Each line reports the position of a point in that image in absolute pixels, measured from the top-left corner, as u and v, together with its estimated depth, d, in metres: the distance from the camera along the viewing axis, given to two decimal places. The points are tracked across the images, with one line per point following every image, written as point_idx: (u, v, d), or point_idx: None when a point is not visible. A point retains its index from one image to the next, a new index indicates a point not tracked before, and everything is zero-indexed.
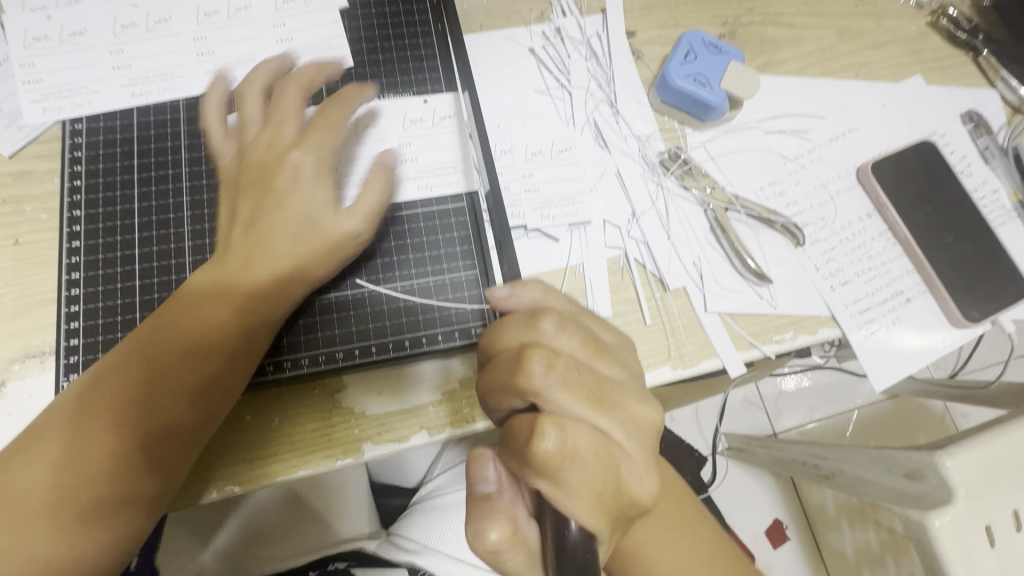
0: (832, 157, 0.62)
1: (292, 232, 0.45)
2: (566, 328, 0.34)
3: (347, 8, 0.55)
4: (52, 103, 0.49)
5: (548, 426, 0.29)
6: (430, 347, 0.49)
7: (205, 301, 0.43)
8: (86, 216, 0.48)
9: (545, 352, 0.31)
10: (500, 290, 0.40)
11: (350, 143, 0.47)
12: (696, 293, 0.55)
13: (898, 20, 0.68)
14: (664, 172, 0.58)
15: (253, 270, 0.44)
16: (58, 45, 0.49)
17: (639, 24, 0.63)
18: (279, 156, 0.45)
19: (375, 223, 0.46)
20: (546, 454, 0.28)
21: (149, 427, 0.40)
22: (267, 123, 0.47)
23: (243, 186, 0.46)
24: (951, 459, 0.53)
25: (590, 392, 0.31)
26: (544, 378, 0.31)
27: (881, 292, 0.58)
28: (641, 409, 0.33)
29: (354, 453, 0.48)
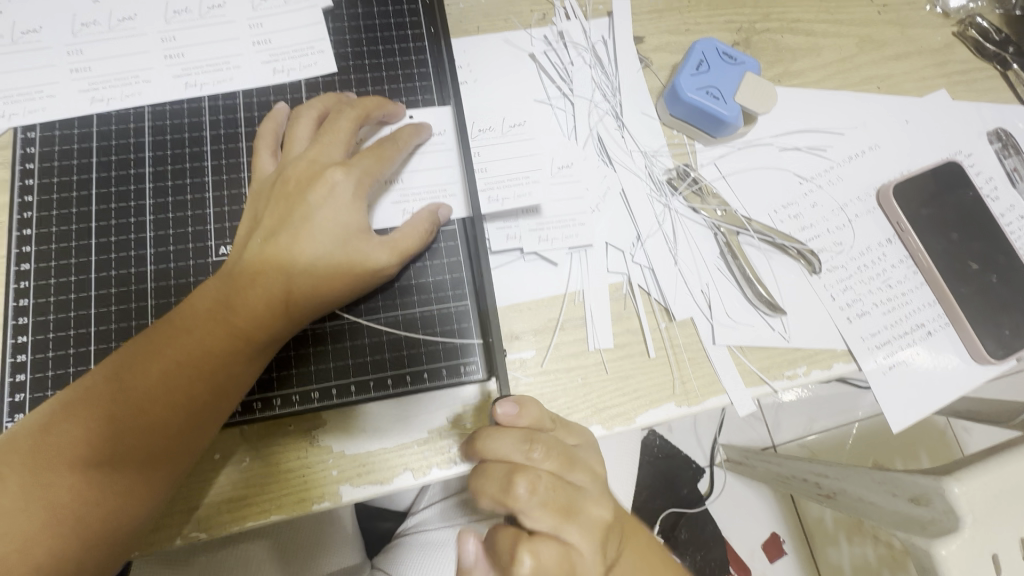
0: (851, 177, 0.58)
1: (322, 254, 0.41)
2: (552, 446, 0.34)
3: (331, 7, 0.51)
4: (2, 108, 0.44)
5: (523, 552, 0.30)
6: (415, 385, 0.46)
7: (188, 330, 0.39)
8: (38, 235, 0.43)
9: (530, 475, 0.31)
10: (506, 404, 0.35)
11: (325, 167, 0.42)
12: (704, 324, 0.52)
13: (923, 29, 0.64)
14: (672, 192, 0.54)
15: (244, 300, 0.39)
16: (10, 45, 0.45)
17: (648, 29, 0.59)
18: (320, 174, 0.42)
19: (351, 256, 0.41)
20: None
21: (121, 471, 0.36)
22: (316, 142, 0.44)
23: (282, 197, 0.42)
24: (959, 486, 0.50)
25: (567, 511, 0.31)
26: (527, 501, 0.31)
27: (901, 324, 0.54)
28: (615, 516, 0.33)
29: (330, 496, 0.44)
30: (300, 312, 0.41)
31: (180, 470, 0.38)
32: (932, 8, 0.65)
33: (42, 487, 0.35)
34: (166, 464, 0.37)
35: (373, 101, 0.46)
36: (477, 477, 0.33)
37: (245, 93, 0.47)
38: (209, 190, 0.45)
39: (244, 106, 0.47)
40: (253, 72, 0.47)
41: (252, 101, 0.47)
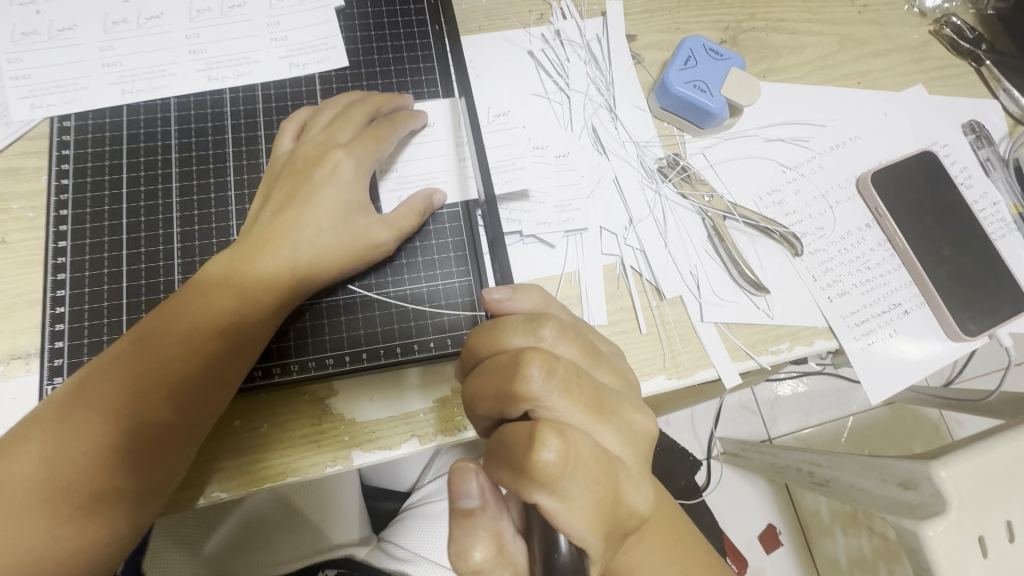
0: (832, 166, 0.62)
1: (326, 229, 0.45)
2: (566, 335, 0.35)
3: (344, 7, 0.54)
4: (40, 99, 0.48)
5: (549, 434, 0.28)
6: (422, 355, 0.49)
7: (205, 294, 0.43)
8: (73, 215, 0.47)
9: (545, 354, 0.31)
10: (498, 292, 0.39)
11: (331, 149, 0.47)
12: (693, 303, 0.55)
13: (901, 28, 0.68)
14: (662, 179, 0.58)
15: (257, 272, 0.43)
16: (47, 40, 0.49)
17: (640, 28, 0.63)
18: (326, 154, 0.46)
19: (353, 232, 0.46)
20: (547, 462, 0.28)
21: (145, 420, 0.39)
22: (327, 127, 0.48)
23: (292, 175, 0.46)
24: (945, 469, 0.52)
25: (592, 400, 0.32)
26: (544, 383, 0.31)
27: (879, 303, 0.58)
28: (638, 417, 0.34)
29: (342, 460, 0.47)
30: (308, 278, 0.45)
31: (201, 430, 0.41)
32: (909, 8, 0.68)
33: (76, 442, 0.38)
34: (187, 423, 0.41)
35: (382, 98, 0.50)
36: (483, 372, 0.33)
37: (264, 85, 0.51)
38: (232, 175, 0.49)
39: (263, 98, 0.51)
40: (272, 67, 0.51)
41: (270, 93, 0.51)
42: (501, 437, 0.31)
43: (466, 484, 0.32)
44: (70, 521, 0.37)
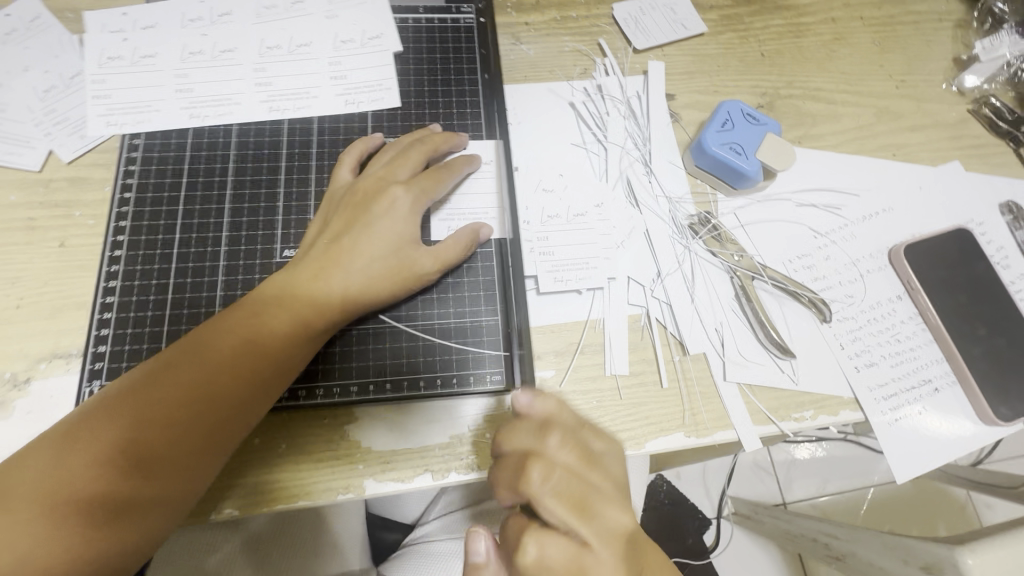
0: (864, 235, 0.62)
1: (376, 258, 0.46)
2: (568, 442, 0.36)
3: (401, 52, 0.58)
4: (115, 118, 0.52)
5: (528, 541, 0.33)
6: (444, 389, 0.50)
7: (261, 313, 0.44)
8: (131, 227, 0.50)
9: (544, 463, 0.35)
10: (521, 395, 0.40)
11: (390, 184, 0.49)
12: (716, 361, 0.55)
13: (938, 105, 0.69)
14: (692, 236, 0.58)
15: (308, 292, 0.45)
16: (129, 65, 0.53)
17: (679, 88, 0.65)
18: (384, 189, 0.48)
19: (402, 262, 0.47)
20: (525, 563, 0.33)
21: (192, 432, 0.40)
22: (388, 164, 0.50)
23: (350, 208, 0.48)
24: (971, 557, 0.48)
25: (577, 505, 0.34)
26: (539, 487, 0.34)
27: (908, 378, 0.56)
28: (624, 518, 0.35)
29: (355, 489, 0.47)
30: (356, 307, 0.46)
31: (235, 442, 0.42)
32: (947, 87, 0.70)
33: (100, 445, 0.38)
34: (225, 433, 0.41)
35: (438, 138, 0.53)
36: (497, 469, 0.38)
37: (320, 120, 0.54)
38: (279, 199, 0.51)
39: (318, 133, 0.54)
40: (329, 103, 0.54)
41: (325, 126, 0.54)
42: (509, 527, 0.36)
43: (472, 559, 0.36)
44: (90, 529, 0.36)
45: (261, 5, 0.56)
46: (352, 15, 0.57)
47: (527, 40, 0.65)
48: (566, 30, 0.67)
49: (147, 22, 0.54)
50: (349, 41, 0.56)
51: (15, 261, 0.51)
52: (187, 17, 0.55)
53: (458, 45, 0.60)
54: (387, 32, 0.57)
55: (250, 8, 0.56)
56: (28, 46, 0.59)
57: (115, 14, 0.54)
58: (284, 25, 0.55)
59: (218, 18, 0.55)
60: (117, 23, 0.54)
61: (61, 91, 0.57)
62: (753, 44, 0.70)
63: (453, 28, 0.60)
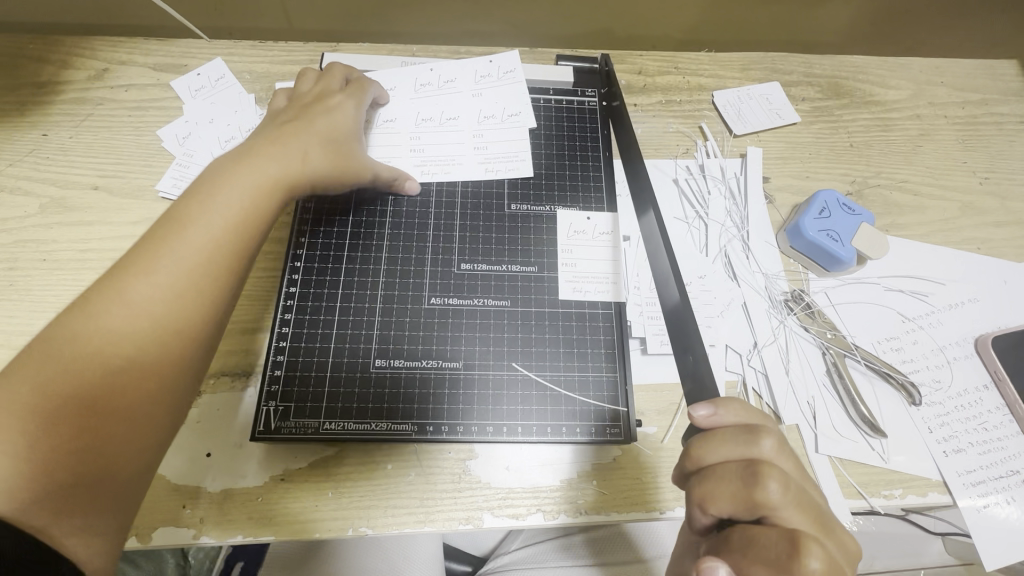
0: (950, 323, 0.65)
1: (322, 145, 0.53)
2: (784, 452, 0.35)
3: (535, 129, 0.65)
4: None
5: (810, 546, 0.28)
6: (571, 437, 0.53)
7: (156, 238, 0.41)
8: (303, 267, 0.58)
9: (783, 471, 0.32)
10: (701, 406, 0.38)
11: (327, 95, 0.57)
12: (808, 433, 0.58)
13: (1022, 203, 0.73)
14: (787, 312, 0.63)
15: (196, 217, 0.43)
16: None
17: (775, 171, 0.72)
18: (323, 96, 0.57)
19: (344, 153, 0.54)
20: (813, 574, 0.27)
21: (105, 362, 0.38)
22: (319, 82, 0.59)
23: (293, 116, 0.54)
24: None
25: (821, 523, 0.32)
26: (783, 496, 0.31)
27: (996, 468, 0.58)
28: (849, 541, 0.34)
29: (474, 520, 0.52)
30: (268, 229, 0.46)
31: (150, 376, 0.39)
32: None
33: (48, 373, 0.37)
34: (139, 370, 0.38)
35: (357, 90, 0.59)
36: (713, 480, 0.33)
37: (463, 186, 0.62)
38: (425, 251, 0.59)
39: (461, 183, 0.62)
40: (472, 169, 0.62)
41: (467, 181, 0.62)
42: (745, 541, 0.31)
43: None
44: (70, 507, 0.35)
45: (418, 82, 0.65)
46: (493, 95, 0.65)
47: (638, 118, 0.74)
48: (671, 113, 0.75)
49: None
50: (491, 118, 0.64)
51: None
52: None
53: (583, 125, 0.66)
54: (523, 111, 0.64)
55: (409, 85, 0.65)
56: (214, 101, 0.69)
57: (296, 83, 0.67)
58: (438, 101, 0.65)
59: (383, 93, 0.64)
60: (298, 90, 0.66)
61: (240, 143, 0.66)
62: (843, 135, 0.76)
63: (580, 109, 0.67)
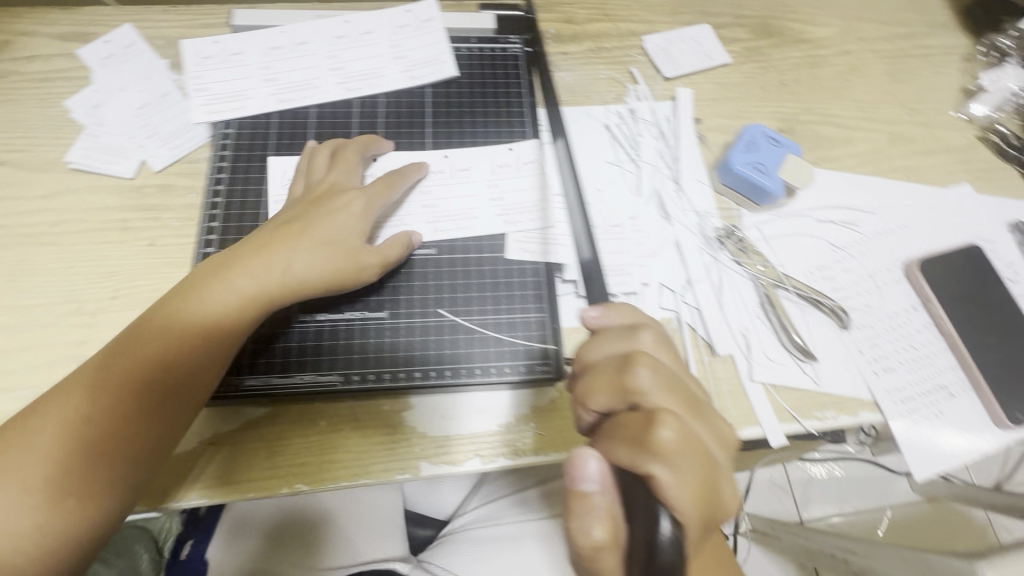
0: (880, 250, 0.66)
1: (312, 253, 0.52)
2: (660, 345, 0.38)
3: (456, 76, 0.65)
4: (215, 107, 0.60)
5: (665, 419, 0.30)
6: (499, 377, 0.54)
7: (177, 311, 0.49)
8: (219, 228, 0.57)
9: (651, 359, 0.34)
10: (590, 311, 0.42)
11: (343, 190, 0.55)
12: (743, 362, 0.59)
13: (949, 132, 0.74)
14: (719, 247, 0.63)
15: (202, 290, 0.50)
16: (222, 63, 0.61)
17: (706, 112, 0.71)
18: (338, 193, 0.55)
19: (347, 259, 0.52)
20: (663, 441, 0.29)
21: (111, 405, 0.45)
22: (333, 170, 0.56)
23: (306, 206, 0.54)
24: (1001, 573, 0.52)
25: (688, 403, 0.34)
26: (651, 381, 0.33)
27: (924, 383, 0.60)
28: (723, 425, 0.35)
29: (411, 470, 0.52)
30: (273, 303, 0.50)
31: (168, 420, 0.47)
32: (957, 115, 0.75)
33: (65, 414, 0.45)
34: (158, 403, 0.46)
35: (343, 168, 0.56)
36: (590, 375, 0.36)
37: (385, 125, 0.61)
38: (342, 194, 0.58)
39: (383, 111, 0.62)
40: (395, 78, 0.62)
41: (388, 101, 0.62)
42: (614, 424, 0.33)
43: (587, 469, 0.30)
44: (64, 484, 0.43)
45: (334, 34, 0.63)
46: (412, 44, 0.64)
47: (565, 67, 0.72)
48: (600, 60, 0.73)
49: (235, 49, 0.62)
50: (407, 53, 0.64)
51: (112, 259, 0.57)
52: (269, 44, 0.62)
53: (506, 68, 0.66)
54: (445, 58, 0.64)
55: (324, 37, 0.63)
56: (123, 69, 0.66)
57: (208, 42, 0.62)
58: (350, 54, 0.63)
59: (297, 47, 0.62)
60: (210, 49, 0.62)
61: (154, 108, 0.64)
62: (773, 74, 0.75)
63: (502, 56, 0.66)
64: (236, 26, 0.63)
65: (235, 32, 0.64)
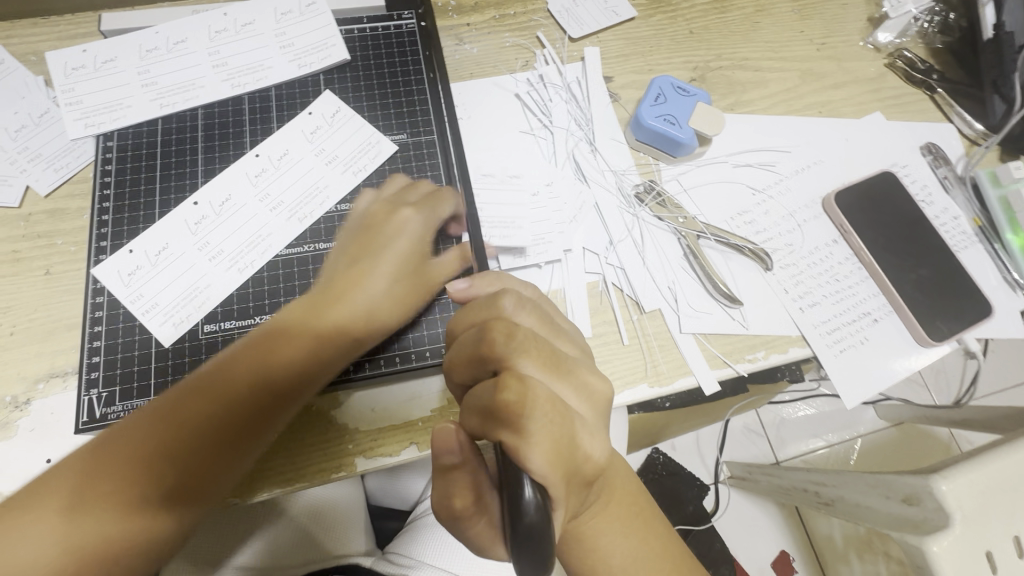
0: (798, 189, 0.67)
1: (388, 283, 0.50)
2: (524, 306, 0.37)
3: (349, 60, 0.63)
4: (92, 120, 0.58)
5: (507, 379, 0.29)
6: (419, 362, 0.54)
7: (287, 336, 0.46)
8: (111, 246, 0.55)
9: (505, 322, 0.33)
10: (458, 282, 0.42)
11: (400, 207, 0.53)
12: (671, 315, 0.59)
13: (858, 62, 0.74)
14: (638, 204, 0.63)
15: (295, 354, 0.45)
16: (94, 72, 0.58)
17: (617, 70, 0.70)
18: (396, 211, 0.52)
19: (416, 284, 0.52)
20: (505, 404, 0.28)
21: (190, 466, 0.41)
22: (381, 194, 0.55)
23: (363, 234, 0.51)
24: (945, 483, 0.54)
25: (547, 360, 0.33)
26: (503, 345, 0.32)
27: (848, 313, 0.61)
28: (594, 379, 0.35)
29: (347, 467, 0.51)
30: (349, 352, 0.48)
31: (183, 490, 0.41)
32: (865, 44, 0.75)
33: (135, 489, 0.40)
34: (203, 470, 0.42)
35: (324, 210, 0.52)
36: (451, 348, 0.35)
37: (280, 126, 0.60)
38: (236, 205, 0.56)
39: (276, 105, 0.61)
40: (284, 70, 0.61)
41: (281, 93, 0.61)
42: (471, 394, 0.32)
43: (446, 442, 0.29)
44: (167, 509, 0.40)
45: (213, 29, 0.61)
46: (298, 31, 0.62)
47: (470, 40, 0.69)
48: (505, 26, 0.70)
49: (107, 56, 0.59)
50: (293, 42, 0.62)
51: (3, 293, 0.53)
52: (145, 47, 0.59)
53: (401, 48, 0.65)
54: (335, 42, 0.62)
55: (203, 33, 0.61)
56: None
57: (75, 51, 0.59)
58: (234, 47, 0.61)
59: (175, 46, 0.60)
60: (78, 59, 0.59)
61: (31, 130, 0.58)
62: (682, 22, 0.74)
63: (397, 34, 0.66)
64: (106, 31, 0.60)
65: (107, 37, 0.61)
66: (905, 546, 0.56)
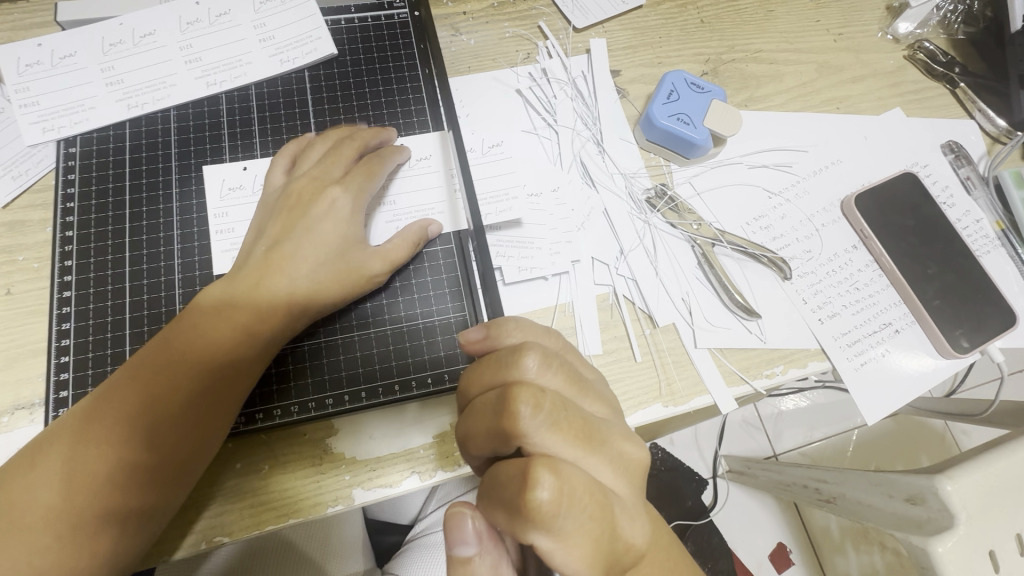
0: (816, 191, 0.63)
1: (321, 262, 0.47)
2: (550, 365, 0.34)
3: (336, 55, 0.58)
4: (50, 123, 0.52)
5: (544, 472, 0.27)
6: (419, 391, 0.50)
7: (204, 323, 0.44)
8: (77, 265, 0.50)
9: (533, 391, 0.30)
10: (474, 332, 0.38)
11: (326, 185, 0.48)
12: (685, 329, 0.56)
13: (876, 54, 0.70)
14: (650, 210, 0.59)
15: (202, 340, 0.44)
16: (51, 69, 0.53)
17: (625, 63, 0.65)
18: (321, 190, 0.48)
19: (348, 265, 0.48)
20: (542, 503, 0.26)
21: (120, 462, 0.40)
22: (323, 162, 0.50)
23: (286, 220, 0.48)
24: (950, 484, 0.51)
25: (581, 435, 0.30)
26: (532, 421, 0.30)
27: (870, 324, 0.58)
28: (630, 446, 0.32)
29: (344, 500, 0.48)
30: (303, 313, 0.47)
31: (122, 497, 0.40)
32: (883, 35, 0.71)
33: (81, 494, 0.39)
34: (138, 471, 0.40)
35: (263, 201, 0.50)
36: (473, 414, 0.33)
37: (260, 131, 0.55)
38: (221, 225, 0.51)
39: (257, 106, 0.56)
40: (264, 66, 0.56)
41: (262, 92, 0.56)
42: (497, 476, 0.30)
43: (464, 532, 0.30)
44: (96, 520, 0.39)
45: (184, 19, 0.55)
46: (278, 21, 0.57)
47: (466, 30, 0.64)
48: (504, 14, 0.65)
49: (66, 50, 0.53)
50: (273, 35, 0.56)
51: None
52: (108, 41, 0.54)
53: (393, 41, 0.60)
54: (321, 34, 0.57)
55: (172, 24, 0.55)
56: None
57: (30, 46, 0.53)
58: (208, 40, 0.55)
59: (141, 39, 0.54)
60: (34, 55, 0.53)
61: None
62: (692, 10, 0.69)
63: (387, 24, 0.60)
64: (65, 23, 0.54)
65: (65, 29, 0.55)
66: (906, 546, 0.52)
